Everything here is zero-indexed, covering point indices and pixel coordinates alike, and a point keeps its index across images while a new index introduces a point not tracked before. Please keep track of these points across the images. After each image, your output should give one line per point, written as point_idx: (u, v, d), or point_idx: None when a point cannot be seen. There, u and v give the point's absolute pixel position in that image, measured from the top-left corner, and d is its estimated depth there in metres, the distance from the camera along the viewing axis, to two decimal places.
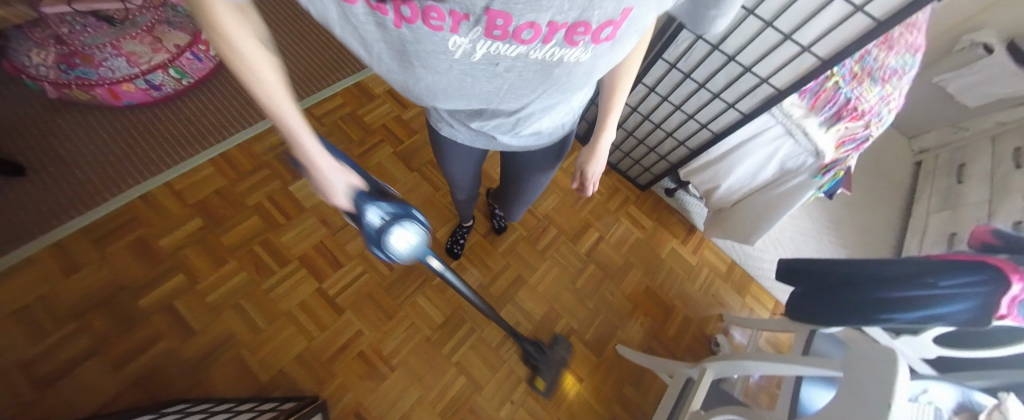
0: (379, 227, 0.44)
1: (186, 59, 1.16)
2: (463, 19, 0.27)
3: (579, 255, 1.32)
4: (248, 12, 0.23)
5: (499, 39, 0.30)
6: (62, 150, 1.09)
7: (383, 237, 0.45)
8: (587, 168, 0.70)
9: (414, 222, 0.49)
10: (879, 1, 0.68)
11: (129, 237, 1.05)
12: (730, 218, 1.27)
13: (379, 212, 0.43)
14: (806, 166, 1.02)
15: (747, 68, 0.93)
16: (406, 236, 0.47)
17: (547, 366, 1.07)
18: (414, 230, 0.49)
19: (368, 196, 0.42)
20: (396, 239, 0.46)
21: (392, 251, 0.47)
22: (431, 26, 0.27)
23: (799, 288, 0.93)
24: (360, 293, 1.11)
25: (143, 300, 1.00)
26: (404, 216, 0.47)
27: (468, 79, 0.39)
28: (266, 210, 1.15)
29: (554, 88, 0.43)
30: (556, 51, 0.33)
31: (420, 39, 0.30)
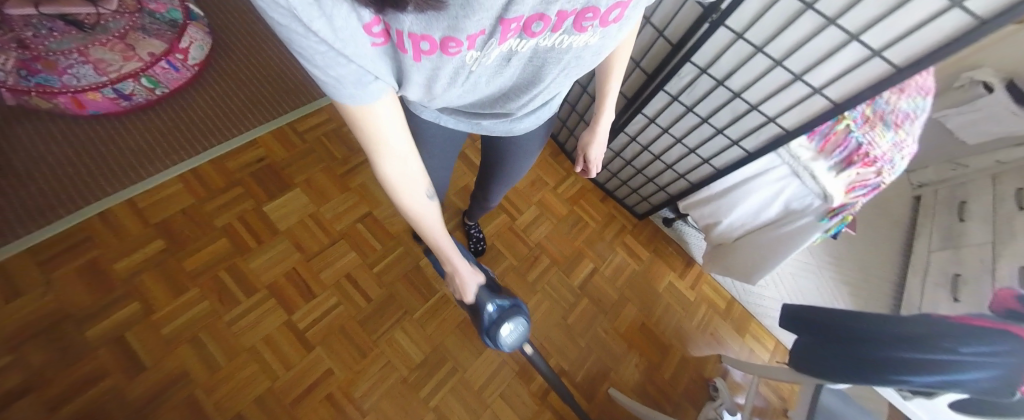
0: (493, 318, 0.63)
1: (161, 69, 1.09)
2: (479, 35, 0.28)
3: (572, 288, 1.25)
4: (424, 192, 0.41)
5: (510, 39, 0.31)
6: (18, 161, 1.01)
7: (496, 326, 0.64)
8: (589, 150, 0.77)
9: (517, 317, 0.66)
10: (898, 47, 0.64)
11: (82, 259, 0.96)
12: (733, 252, 1.21)
13: (494, 305, 0.64)
14: (811, 207, 0.96)
15: (753, 106, 0.88)
16: (510, 329, 0.65)
17: None
18: (516, 323, 0.66)
19: (489, 294, 0.64)
20: (504, 329, 0.65)
21: (499, 337, 0.65)
22: (448, 53, 0.29)
23: (802, 339, 0.82)
24: (333, 326, 1.03)
25: (88, 330, 0.90)
26: (512, 311, 0.66)
27: (479, 84, 0.40)
28: (235, 232, 1.07)
29: (567, 72, 0.45)
30: (565, 38, 0.35)
31: (435, 65, 0.31)
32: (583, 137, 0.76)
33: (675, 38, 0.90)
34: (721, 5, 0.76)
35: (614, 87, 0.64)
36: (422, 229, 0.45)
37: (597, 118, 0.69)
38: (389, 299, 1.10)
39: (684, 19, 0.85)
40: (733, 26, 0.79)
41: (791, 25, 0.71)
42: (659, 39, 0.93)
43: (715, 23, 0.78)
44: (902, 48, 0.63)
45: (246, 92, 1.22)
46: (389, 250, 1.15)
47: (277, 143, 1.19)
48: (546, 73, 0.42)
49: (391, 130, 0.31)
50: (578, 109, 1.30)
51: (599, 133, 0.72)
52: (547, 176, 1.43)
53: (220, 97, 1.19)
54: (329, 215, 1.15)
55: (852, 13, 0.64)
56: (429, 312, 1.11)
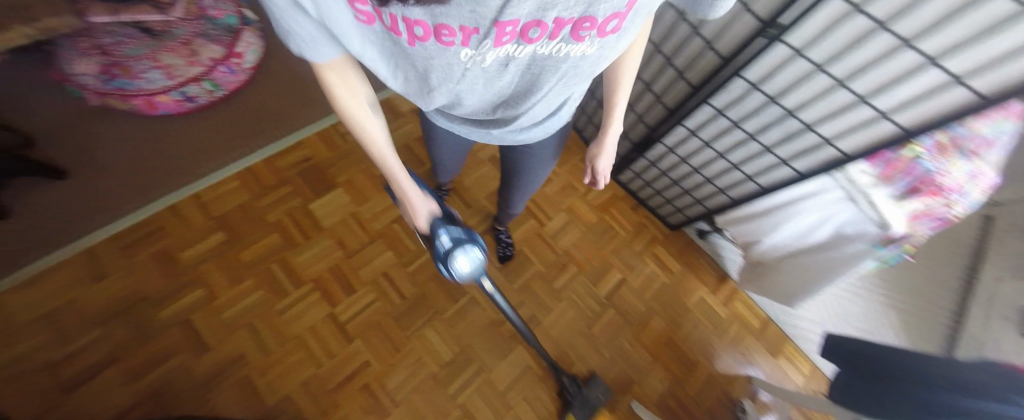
0: (447, 249, 0.53)
1: (220, 72, 1.17)
2: (473, 32, 0.30)
3: (598, 297, 1.26)
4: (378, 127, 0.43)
5: (506, 43, 0.33)
6: (102, 156, 1.14)
7: (450, 256, 0.53)
8: (597, 162, 0.75)
9: (476, 246, 0.55)
10: (986, 74, 0.56)
11: (155, 248, 1.07)
12: (772, 275, 1.17)
13: (448, 235, 0.53)
14: (866, 235, 0.88)
15: (808, 127, 0.82)
16: (465, 261, 0.53)
17: (581, 404, 1.03)
18: (475, 253, 0.55)
19: (442, 221, 0.55)
20: (459, 262, 0.53)
21: (454, 271, 0.53)
22: (442, 42, 0.31)
23: (865, 374, 0.74)
24: (370, 321, 1.10)
25: (163, 311, 1.02)
26: (470, 240, 0.55)
27: (478, 85, 0.43)
28: (285, 228, 1.15)
29: (566, 80, 0.46)
30: (562, 46, 0.36)
31: (433, 54, 0.34)
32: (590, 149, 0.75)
33: (725, 52, 0.85)
34: (780, 20, 0.69)
35: (623, 96, 0.62)
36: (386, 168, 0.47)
37: (604, 130, 0.68)
38: (421, 298, 1.15)
39: (737, 32, 0.80)
40: (792, 42, 0.72)
41: (861, 45, 0.64)
42: (708, 51, 0.88)
43: (771, 39, 0.72)
44: (992, 76, 0.56)
45: (296, 94, 1.30)
46: (423, 251, 1.21)
47: (323, 144, 1.26)
48: (545, 81, 0.44)
49: (346, 77, 0.35)
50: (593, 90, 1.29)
51: (608, 145, 0.70)
52: (577, 182, 1.44)
53: (272, 99, 1.28)
54: (368, 215, 1.21)
55: (935, 34, 0.57)
56: (458, 313, 1.15)
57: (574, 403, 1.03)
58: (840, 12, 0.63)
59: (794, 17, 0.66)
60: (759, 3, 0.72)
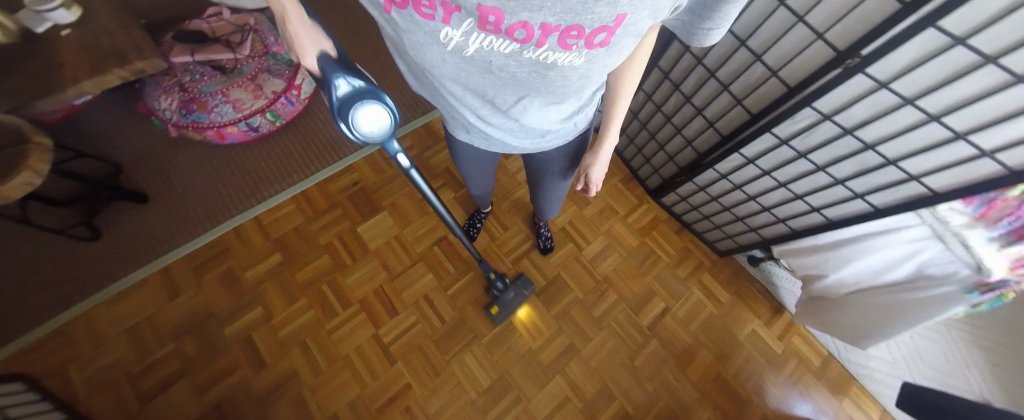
0: (344, 101, 0.47)
1: (281, 104, 1.26)
2: (455, 10, 0.35)
3: (639, 327, 1.21)
4: None
5: (492, 33, 0.37)
6: (177, 181, 1.26)
7: (348, 111, 0.47)
8: (590, 170, 0.80)
9: (381, 104, 0.50)
10: None
11: (220, 267, 1.17)
12: (838, 311, 1.05)
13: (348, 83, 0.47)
14: (956, 276, 0.80)
15: (889, 162, 0.75)
16: (369, 116, 0.49)
17: (506, 302, 1.14)
18: (381, 111, 0.50)
19: (337, 65, 0.47)
20: (361, 116, 0.49)
21: (356, 128, 0.49)
22: (425, 13, 0.37)
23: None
24: (412, 343, 1.13)
25: (227, 327, 1.11)
26: (373, 96, 0.48)
27: (465, 72, 0.48)
28: (335, 250, 1.21)
29: (548, 89, 0.50)
30: (549, 53, 0.40)
31: (412, 27, 0.41)
32: (586, 158, 0.79)
33: (792, 81, 0.79)
34: (861, 50, 0.65)
35: (621, 110, 0.65)
36: None
37: (600, 142, 0.72)
38: (461, 321, 1.17)
39: (808, 62, 0.75)
40: (874, 74, 0.67)
41: (956, 81, 0.58)
42: (771, 79, 0.83)
43: (850, 69, 0.67)
44: None
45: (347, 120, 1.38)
46: (462, 274, 1.22)
47: (370, 167, 1.32)
48: (523, 84, 0.49)
49: None
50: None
51: (602, 155, 0.75)
52: (617, 204, 1.40)
53: (325, 125, 1.36)
54: (410, 237, 1.25)
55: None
56: (496, 338, 1.16)
57: (501, 298, 1.13)
58: (936, 44, 0.57)
59: (878, 48, 0.61)
60: (836, 33, 0.68)
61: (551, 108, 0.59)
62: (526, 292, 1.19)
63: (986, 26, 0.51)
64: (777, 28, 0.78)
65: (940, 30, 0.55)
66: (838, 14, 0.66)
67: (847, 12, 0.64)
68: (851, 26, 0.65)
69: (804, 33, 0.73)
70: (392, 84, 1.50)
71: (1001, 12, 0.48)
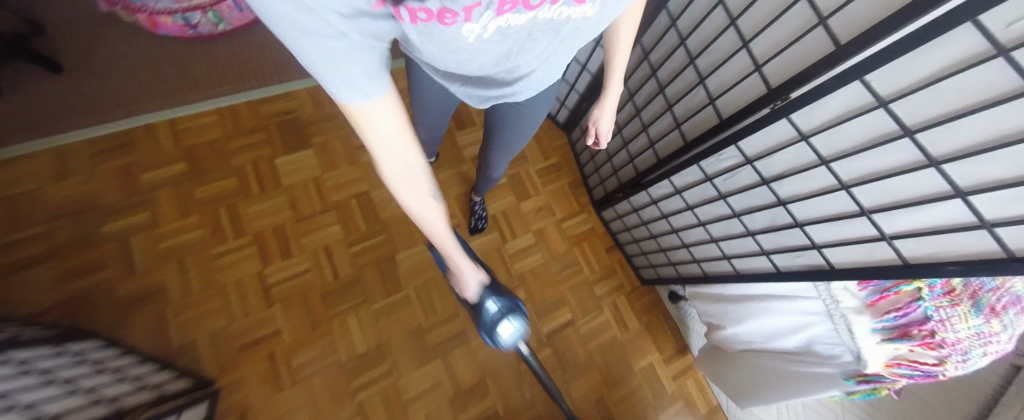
0: (495, 317, 0.58)
1: (227, 7, 1.16)
2: (476, 7, 0.29)
3: (539, 333, 1.17)
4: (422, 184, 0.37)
5: (511, 10, 0.32)
6: (99, 60, 1.17)
7: (496, 326, 0.58)
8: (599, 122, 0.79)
9: (518, 317, 0.60)
10: (970, 165, 0.44)
11: (118, 162, 1.09)
12: (729, 366, 1.02)
13: (496, 305, 0.58)
14: (838, 360, 0.79)
15: (797, 223, 0.70)
16: (509, 328, 0.59)
17: None
18: (517, 324, 0.60)
19: (490, 291, 0.58)
20: (503, 328, 0.59)
21: (498, 336, 0.60)
22: (444, 22, 0.30)
23: None
24: (297, 290, 1.07)
25: (107, 225, 1.04)
26: (516, 310, 0.60)
27: (480, 54, 0.40)
28: (245, 175, 1.14)
29: (564, 43, 0.46)
30: (564, 9, 0.36)
31: (430, 32, 0.31)
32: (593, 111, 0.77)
33: (726, 113, 0.73)
34: (789, 92, 0.58)
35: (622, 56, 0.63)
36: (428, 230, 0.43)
37: (603, 98, 0.71)
38: (357, 280, 1.11)
39: (742, 97, 0.69)
40: (799, 122, 0.61)
41: (869, 150, 0.53)
42: (709, 107, 0.76)
43: (776, 111, 0.61)
44: (978, 170, 0.43)
45: None
46: (372, 234, 1.16)
47: (311, 100, 1.25)
48: (537, 46, 0.44)
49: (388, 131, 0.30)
50: (571, 81, 1.24)
51: (607, 108, 0.73)
52: (557, 206, 1.35)
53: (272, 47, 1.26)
54: (329, 184, 1.18)
55: (996, 193, 0.43)
56: (387, 307, 1.10)
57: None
58: (861, 102, 0.51)
59: (808, 93, 0.55)
60: (773, 68, 0.61)
61: (553, 61, 0.53)
62: None
63: (910, 92, 0.45)
64: (722, 51, 0.71)
65: (867, 87, 0.49)
66: (777, 47, 0.60)
67: (788, 45, 0.58)
68: (788, 61, 0.59)
69: (745, 62, 0.66)
70: None
71: (930, 78, 0.43)
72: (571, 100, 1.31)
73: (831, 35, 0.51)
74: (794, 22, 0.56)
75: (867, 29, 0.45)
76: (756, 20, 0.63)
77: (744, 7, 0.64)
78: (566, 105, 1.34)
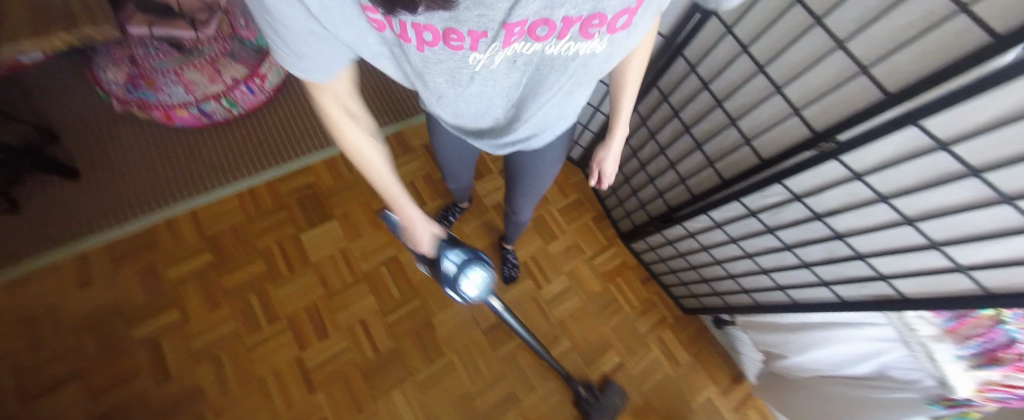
0: (454, 275, 0.47)
1: (239, 92, 1.18)
2: (481, 36, 0.32)
3: (589, 382, 1.13)
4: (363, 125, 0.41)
5: (515, 42, 0.34)
6: (114, 159, 1.16)
7: (459, 281, 0.46)
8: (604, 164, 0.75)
9: (482, 269, 0.48)
10: None
11: (142, 261, 1.07)
12: (797, 393, 0.98)
13: (452, 260, 0.47)
14: (919, 384, 0.74)
15: (859, 256, 0.66)
16: (475, 284, 0.47)
17: (598, 414, 1.03)
18: (481, 277, 0.48)
19: (445, 243, 0.48)
20: (464, 286, 0.48)
21: (461, 296, 0.48)
22: (452, 46, 0.34)
23: None
24: (337, 372, 1.03)
25: (136, 329, 1.00)
26: (477, 261, 0.48)
27: (489, 86, 0.43)
28: (271, 257, 1.12)
29: (576, 83, 0.47)
30: (572, 45, 0.37)
31: (442, 58, 0.36)
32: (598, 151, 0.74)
33: (765, 154, 0.70)
34: (838, 134, 0.56)
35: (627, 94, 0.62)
36: (373, 177, 0.46)
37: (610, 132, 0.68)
38: (397, 352, 1.07)
39: (782, 137, 0.66)
40: (850, 163, 0.58)
41: (937, 186, 0.50)
42: (745, 147, 0.74)
43: (822, 154, 0.58)
44: None
45: (309, 118, 1.29)
46: (406, 301, 1.13)
47: (327, 171, 1.24)
48: (547, 86, 0.45)
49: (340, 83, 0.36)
50: (584, 122, 1.23)
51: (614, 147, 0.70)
52: (584, 243, 1.32)
53: (282, 122, 1.27)
54: (356, 253, 1.16)
55: None
56: (432, 376, 1.06)
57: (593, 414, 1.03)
58: (917, 144, 0.49)
59: (858, 136, 0.52)
60: (814, 111, 0.59)
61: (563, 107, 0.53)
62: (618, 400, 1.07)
63: (973, 135, 0.42)
64: (751, 96, 0.69)
65: (924, 130, 0.47)
66: (816, 92, 0.58)
67: (826, 91, 0.56)
68: (829, 106, 0.57)
69: (780, 105, 0.64)
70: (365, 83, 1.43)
71: (991, 122, 0.40)
72: (584, 139, 1.30)
73: (876, 84, 0.49)
74: (830, 70, 0.54)
75: (917, 80, 0.44)
76: (788, 67, 0.61)
77: (773, 54, 0.62)
78: (579, 143, 1.34)
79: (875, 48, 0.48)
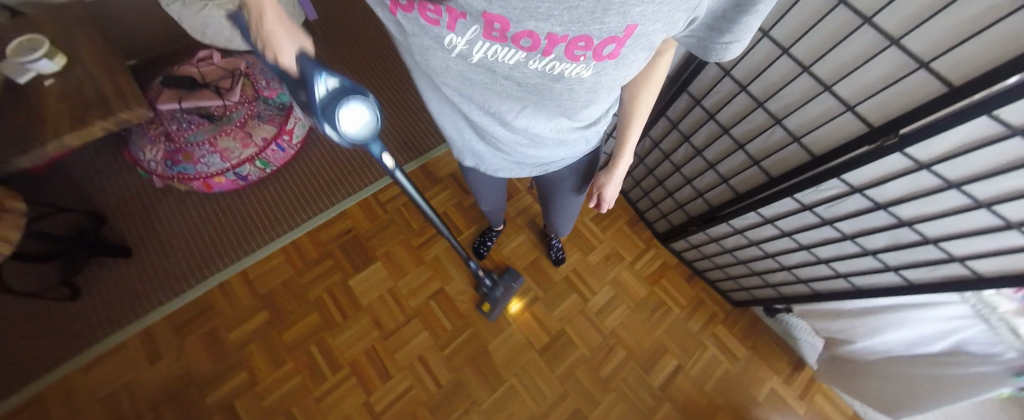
0: (330, 103, 0.39)
1: (271, 151, 1.23)
2: (459, 16, 0.31)
3: (651, 388, 1.13)
4: None
5: (498, 41, 0.33)
6: (162, 232, 1.21)
7: (337, 112, 0.39)
8: (605, 188, 0.71)
9: (366, 103, 0.42)
10: None
11: (204, 328, 1.10)
12: (866, 377, 0.96)
13: (327, 83, 0.39)
14: (1000, 357, 0.71)
15: (927, 240, 0.65)
16: (357, 118, 0.41)
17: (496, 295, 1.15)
18: (366, 111, 0.42)
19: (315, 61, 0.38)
20: (347, 121, 0.41)
21: (344, 135, 0.41)
22: (428, 20, 0.33)
23: None
24: (405, 411, 1.05)
25: (210, 395, 1.04)
26: (359, 91, 0.41)
27: (468, 80, 0.43)
28: (325, 307, 1.14)
29: (527, 110, 0.49)
30: (556, 64, 0.35)
31: (417, 31, 0.36)
32: (599, 177, 0.71)
33: (817, 151, 0.71)
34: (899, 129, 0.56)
35: (635, 131, 0.59)
36: None
37: (614, 162, 0.65)
38: (459, 384, 1.09)
39: (835, 133, 0.67)
40: (914, 153, 0.58)
41: (1009, 172, 0.49)
42: (794, 144, 0.75)
43: (885, 148, 0.58)
44: None
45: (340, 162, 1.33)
46: (459, 332, 1.15)
47: (363, 214, 1.27)
48: (497, 105, 0.48)
49: None
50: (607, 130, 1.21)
51: (617, 175, 0.67)
52: (623, 249, 1.32)
53: (313, 171, 1.30)
54: (404, 291, 1.18)
55: None
56: (498, 403, 1.07)
57: (490, 295, 1.15)
58: (987, 132, 0.48)
59: (918, 130, 0.52)
60: (868, 106, 0.60)
61: (547, 119, 0.52)
62: (515, 285, 1.19)
63: None
64: (797, 95, 0.69)
65: (997, 120, 0.46)
66: (869, 89, 0.58)
67: (879, 89, 0.56)
68: (884, 101, 0.57)
69: (830, 102, 0.64)
70: (396, 116, 1.46)
71: None
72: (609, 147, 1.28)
73: (938, 77, 0.49)
74: (885, 66, 0.54)
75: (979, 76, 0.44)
76: (836, 66, 0.61)
77: (817, 55, 0.62)
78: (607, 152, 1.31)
79: (931, 42, 0.48)
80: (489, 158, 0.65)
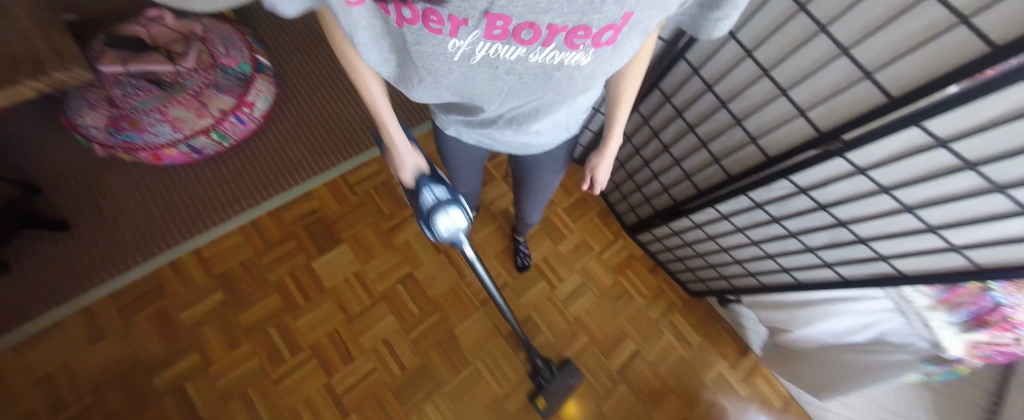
0: (431, 207, 0.60)
1: (229, 123, 1.15)
2: (462, 23, 0.30)
3: (610, 371, 1.18)
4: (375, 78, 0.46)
5: (499, 39, 0.33)
6: (105, 205, 1.12)
7: (435, 214, 0.60)
8: (596, 171, 0.73)
9: (458, 209, 0.62)
10: None
11: (153, 308, 1.05)
12: (801, 363, 1.05)
13: (433, 194, 0.60)
14: (914, 347, 0.79)
15: (860, 240, 0.71)
16: (448, 219, 0.61)
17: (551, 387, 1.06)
18: (457, 215, 0.62)
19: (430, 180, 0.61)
20: (440, 220, 0.61)
21: (436, 228, 0.62)
22: (431, 29, 0.32)
23: None
24: (367, 393, 1.04)
25: (158, 376, 0.99)
26: (455, 201, 0.62)
27: (469, 81, 0.41)
28: (286, 289, 1.11)
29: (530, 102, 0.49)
30: (556, 53, 0.35)
31: (421, 41, 0.34)
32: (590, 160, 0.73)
33: (772, 152, 0.75)
34: (844, 134, 0.59)
35: (623, 111, 0.59)
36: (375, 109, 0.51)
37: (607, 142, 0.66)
38: (424, 366, 1.10)
39: (788, 137, 0.71)
40: (854, 159, 0.62)
41: (936, 178, 0.54)
42: (751, 146, 0.78)
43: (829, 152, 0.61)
44: None
45: (309, 141, 1.27)
46: (426, 316, 1.15)
47: (331, 194, 1.23)
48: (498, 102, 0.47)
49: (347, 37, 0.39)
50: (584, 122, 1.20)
51: (608, 157, 0.68)
52: (592, 240, 1.36)
53: (279, 151, 1.24)
54: (371, 275, 1.16)
55: None
56: (461, 385, 1.09)
57: (545, 384, 1.06)
58: (919, 142, 0.52)
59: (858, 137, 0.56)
60: (819, 112, 0.63)
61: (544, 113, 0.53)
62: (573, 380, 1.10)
63: (969, 134, 0.46)
64: (759, 97, 0.72)
65: (926, 131, 0.50)
66: (822, 95, 0.61)
67: (830, 95, 0.60)
68: (835, 108, 0.60)
69: (786, 107, 0.68)
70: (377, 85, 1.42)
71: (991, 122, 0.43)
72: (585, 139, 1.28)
73: (880, 88, 0.52)
74: (835, 74, 0.57)
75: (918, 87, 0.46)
76: (794, 73, 0.64)
77: (778, 60, 0.65)
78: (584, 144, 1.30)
79: (880, 55, 0.51)
80: (477, 140, 0.66)
